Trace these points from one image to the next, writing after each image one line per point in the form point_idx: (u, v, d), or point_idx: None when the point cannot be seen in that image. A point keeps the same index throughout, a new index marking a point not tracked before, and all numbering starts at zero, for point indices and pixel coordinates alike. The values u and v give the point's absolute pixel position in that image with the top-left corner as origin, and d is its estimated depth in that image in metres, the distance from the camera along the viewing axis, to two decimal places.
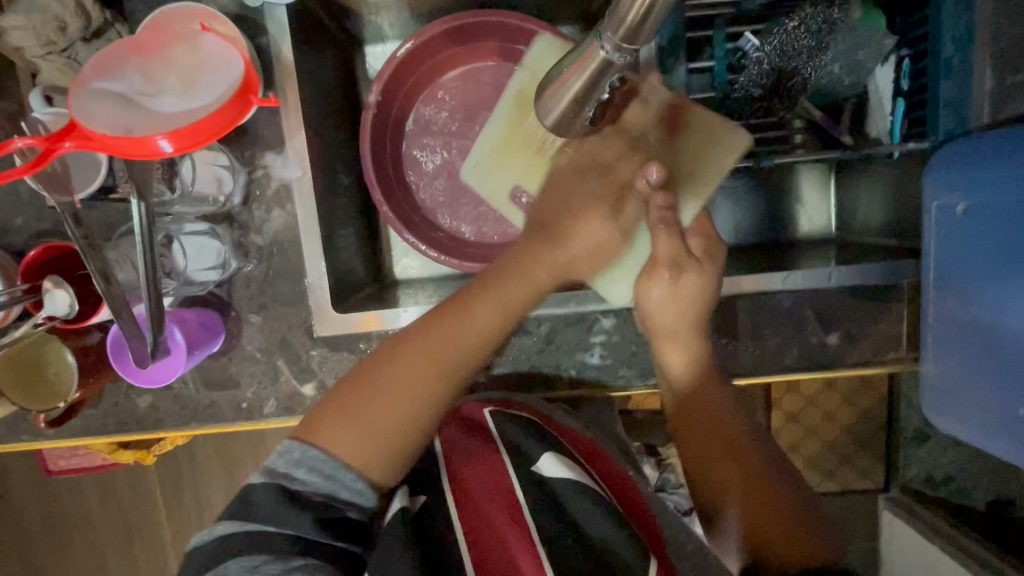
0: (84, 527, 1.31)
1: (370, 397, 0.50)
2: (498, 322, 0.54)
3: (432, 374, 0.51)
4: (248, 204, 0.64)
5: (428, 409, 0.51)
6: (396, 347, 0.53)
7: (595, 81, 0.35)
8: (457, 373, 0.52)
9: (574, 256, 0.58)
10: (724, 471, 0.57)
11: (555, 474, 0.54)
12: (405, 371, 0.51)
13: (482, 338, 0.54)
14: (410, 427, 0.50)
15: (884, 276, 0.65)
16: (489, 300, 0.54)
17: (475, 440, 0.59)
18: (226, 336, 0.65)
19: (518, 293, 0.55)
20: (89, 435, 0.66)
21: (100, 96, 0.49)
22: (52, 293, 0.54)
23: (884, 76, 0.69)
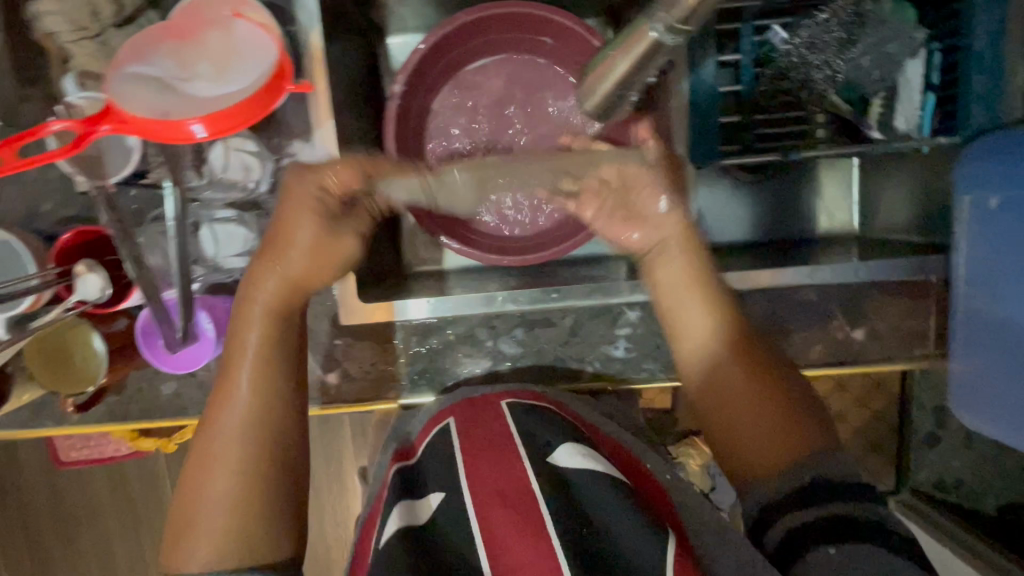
0: (91, 517, 1.31)
1: (199, 489, 0.50)
2: (258, 353, 0.52)
3: (234, 445, 0.50)
4: (275, 193, 0.64)
5: (243, 473, 0.50)
6: (192, 454, 0.51)
7: (644, 63, 0.35)
8: (253, 445, 0.51)
9: (319, 268, 0.53)
10: (728, 386, 0.55)
11: (571, 465, 0.55)
12: (213, 457, 0.50)
13: (255, 378, 0.52)
14: (246, 503, 0.49)
15: (912, 271, 0.63)
16: (249, 336, 0.52)
17: (493, 432, 0.59)
18: None
19: (275, 335, 0.52)
20: (112, 422, 0.66)
21: (137, 80, 0.50)
22: (84, 277, 0.54)
23: (914, 70, 0.66)
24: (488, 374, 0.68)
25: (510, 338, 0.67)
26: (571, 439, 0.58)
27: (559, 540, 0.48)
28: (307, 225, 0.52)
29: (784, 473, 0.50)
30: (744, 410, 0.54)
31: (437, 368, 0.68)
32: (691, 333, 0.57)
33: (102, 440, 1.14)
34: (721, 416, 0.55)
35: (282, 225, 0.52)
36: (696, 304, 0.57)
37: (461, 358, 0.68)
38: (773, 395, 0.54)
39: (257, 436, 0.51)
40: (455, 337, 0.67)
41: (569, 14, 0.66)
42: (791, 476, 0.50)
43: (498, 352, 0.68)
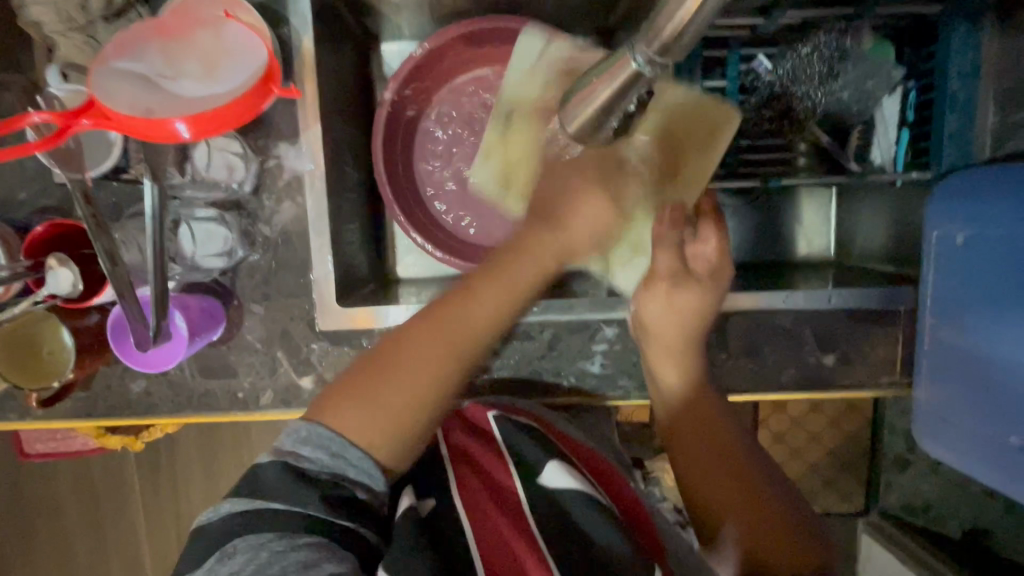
0: (55, 511, 1.28)
1: (390, 371, 0.53)
2: (498, 314, 0.56)
3: (453, 352, 0.55)
4: (258, 194, 0.64)
5: (445, 379, 0.54)
6: (405, 333, 0.55)
7: (626, 91, 0.36)
8: (461, 356, 0.55)
9: (566, 239, 0.58)
10: (711, 488, 0.57)
11: (556, 483, 0.55)
12: (425, 353, 0.54)
13: (495, 312, 0.56)
14: (429, 399, 0.54)
15: (880, 301, 0.66)
16: (490, 290, 0.56)
17: (482, 447, 0.60)
18: (226, 324, 0.65)
19: (525, 281, 0.56)
20: (78, 417, 0.65)
21: (122, 75, 0.49)
22: (54, 271, 0.53)
23: (891, 105, 0.70)
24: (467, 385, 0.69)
25: (488, 350, 0.68)
26: (555, 457, 0.58)
27: (547, 555, 0.49)
28: (578, 207, 0.57)
29: None
30: (736, 517, 0.55)
31: None
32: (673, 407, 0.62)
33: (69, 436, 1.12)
34: (708, 515, 0.57)
35: (547, 195, 0.58)
36: (679, 379, 0.61)
37: None
38: (762, 517, 0.55)
39: (471, 358, 0.56)
40: None
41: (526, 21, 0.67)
42: None
43: (476, 363, 0.68)
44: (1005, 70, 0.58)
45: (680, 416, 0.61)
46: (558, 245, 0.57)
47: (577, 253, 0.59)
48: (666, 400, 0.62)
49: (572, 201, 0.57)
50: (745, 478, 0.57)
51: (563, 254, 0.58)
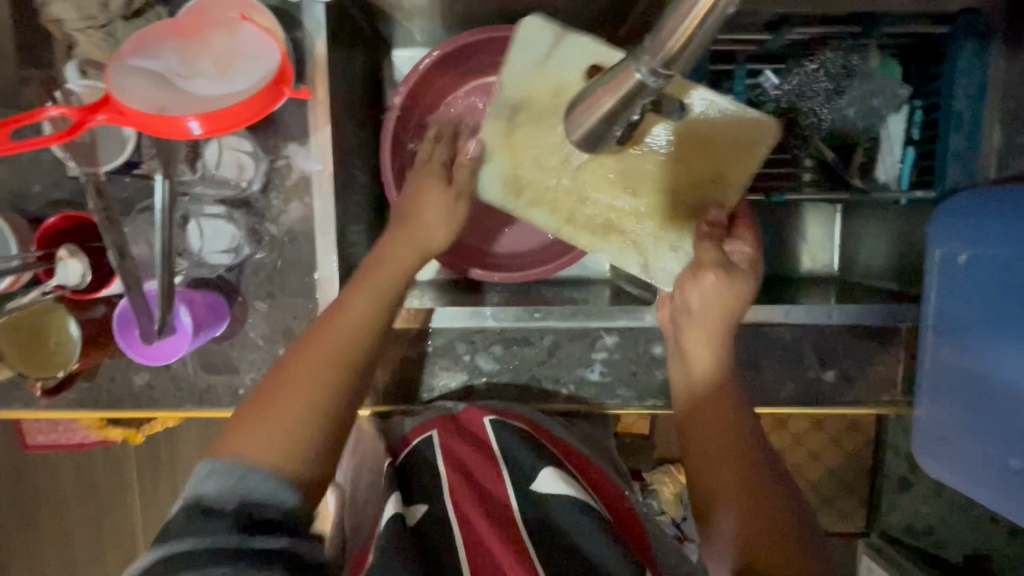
0: (53, 503, 1.28)
1: (283, 389, 0.48)
2: (377, 308, 0.53)
3: (344, 354, 0.50)
4: (266, 194, 0.64)
5: (342, 381, 0.49)
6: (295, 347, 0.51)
7: (629, 102, 0.36)
8: (354, 357, 0.51)
9: (433, 229, 0.57)
10: (722, 476, 0.53)
11: (548, 490, 0.56)
12: (311, 359, 0.49)
13: (375, 306, 0.53)
14: (328, 406, 0.48)
15: (882, 318, 0.65)
16: (372, 282, 0.54)
17: (472, 453, 0.61)
18: (230, 320, 0.65)
19: (405, 266, 0.55)
20: (80, 407, 0.66)
21: (138, 73, 0.50)
22: (65, 263, 0.54)
23: (897, 124, 0.69)
24: (466, 388, 0.69)
25: (488, 354, 0.68)
26: (549, 465, 0.59)
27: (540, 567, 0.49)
28: (430, 191, 0.57)
29: None
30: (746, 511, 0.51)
31: (413, 383, 0.68)
32: (693, 389, 0.57)
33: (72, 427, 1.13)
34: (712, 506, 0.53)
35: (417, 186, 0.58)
36: (705, 364, 0.56)
37: (438, 371, 0.68)
38: (772, 516, 0.50)
39: (365, 357, 0.51)
40: (433, 350, 0.68)
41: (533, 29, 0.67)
42: None
43: (476, 367, 0.68)
44: (1012, 92, 0.60)
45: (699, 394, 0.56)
46: (418, 240, 0.56)
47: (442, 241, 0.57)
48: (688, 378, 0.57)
49: (429, 192, 0.57)
50: (761, 483, 0.52)
51: (431, 244, 0.57)
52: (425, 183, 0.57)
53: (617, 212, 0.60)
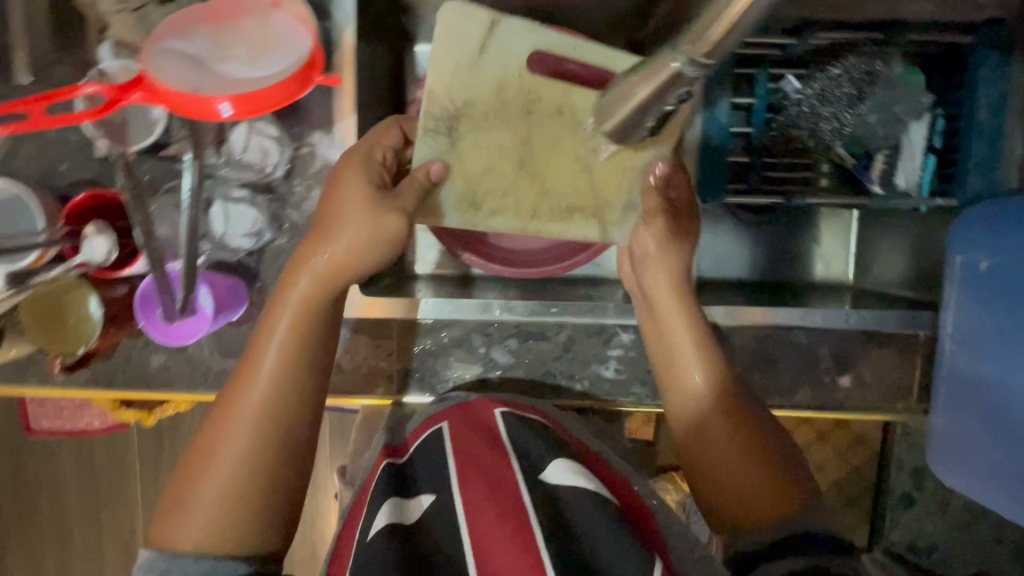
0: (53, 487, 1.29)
1: (206, 466, 0.53)
2: (280, 366, 0.55)
3: (253, 429, 0.54)
4: (289, 181, 0.65)
5: (253, 457, 0.53)
6: (214, 422, 0.55)
7: (664, 91, 0.36)
8: (271, 433, 0.54)
9: (347, 265, 0.55)
10: (710, 413, 0.60)
11: (558, 480, 0.56)
12: (224, 436, 0.54)
13: (274, 365, 0.55)
14: (245, 480, 0.53)
15: (901, 324, 0.66)
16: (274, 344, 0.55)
17: (484, 444, 0.60)
18: (248, 304, 0.66)
19: (309, 315, 0.56)
20: (96, 386, 0.67)
21: (172, 54, 0.51)
22: (90, 239, 0.54)
23: (918, 131, 0.68)
24: (480, 381, 0.69)
25: (504, 347, 0.68)
26: (560, 456, 0.59)
27: (546, 551, 0.49)
28: (341, 222, 0.54)
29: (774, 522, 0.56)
30: (731, 449, 0.59)
31: (427, 372, 0.68)
32: (665, 338, 0.62)
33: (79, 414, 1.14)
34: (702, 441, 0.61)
35: (328, 211, 0.55)
36: (690, 321, 0.62)
37: (452, 362, 0.68)
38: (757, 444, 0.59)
39: (277, 425, 0.54)
40: (449, 340, 0.68)
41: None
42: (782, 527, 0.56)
43: (491, 359, 0.68)
44: None
45: (672, 338, 0.62)
46: (326, 276, 0.55)
47: (371, 266, 0.56)
48: (659, 328, 0.62)
49: (345, 208, 0.54)
50: (744, 422, 0.60)
51: (339, 283, 0.56)
52: (340, 187, 0.55)
53: (576, 197, 0.59)
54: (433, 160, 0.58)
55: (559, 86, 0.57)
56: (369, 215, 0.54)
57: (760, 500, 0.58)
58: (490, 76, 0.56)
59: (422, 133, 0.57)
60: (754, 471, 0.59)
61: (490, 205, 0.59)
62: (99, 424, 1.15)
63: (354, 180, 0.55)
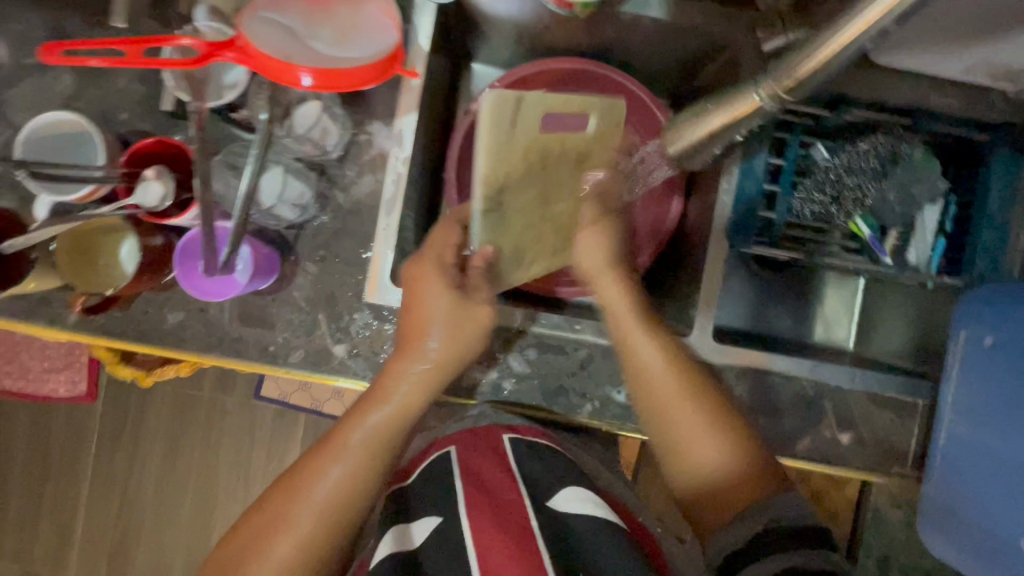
0: (28, 437, 1.45)
1: (269, 537, 0.53)
2: (376, 449, 0.57)
3: (337, 509, 0.55)
4: (343, 163, 0.67)
5: (322, 538, 0.54)
6: (286, 483, 0.56)
7: (737, 121, 0.46)
8: (338, 519, 0.55)
9: (452, 358, 0.61)
10: (678, 403, 0.60)
11: (565, 507, 0.57)
12: (303, 511, 0.54)
13: (368, 445, 0.57)
14: (311, 560, 0.53)
15: (902, 389, 0.69)
16: (371, 422, 0.58)
17: (492, 466, 0.63)
18: (277, 276, 0.66)
19: (408, 405, 0.59)
20: (104, 334, 0.65)
21: (268, 23, 0.54)
22: (149, 182, 0.55)
23: (932, 214, 0.74)
24: (494, 387, 0.68)
25: (522, 356, 0.68)
26: (574, 484, 0.61)
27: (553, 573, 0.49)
28: (432, 305, 0.61)
29: (751, 517, 0.54)
30: (700, 433, 0.59)
31: None
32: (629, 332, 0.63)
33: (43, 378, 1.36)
34: (672, 433, 0.60)
35: (414, 317, 0.61)
36: (649, 317, 0.64)
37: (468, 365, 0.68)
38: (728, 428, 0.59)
39: (363, 501, 0.56)
40: None
41: (611, 68, 0.75)
42: (755, 524, 0.53)
43: (508, 367, 0.68)
44: None
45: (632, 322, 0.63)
46: (437, 367, 0.60)
47: (471, 355, 0.62)
48: (614, 317, 0.64)
49: (432, 296, 0.61)
50: (712, 411, 0.60)
51: (440, 375, 0.61)
52: (422, 280, 0.62)
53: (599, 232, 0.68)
54: (485, 245, 0.64)
55: (559, 137, 0.65)
56: (467, 307, 0.62)
57: (737, 489, 0.57)
58: (521, 137, 0.64)
59: (480, 214, 0.63)
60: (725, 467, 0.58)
61: (535, 255, 0.67)
62: (64, 390, 1.38)
63: (434, 274, 0.62)
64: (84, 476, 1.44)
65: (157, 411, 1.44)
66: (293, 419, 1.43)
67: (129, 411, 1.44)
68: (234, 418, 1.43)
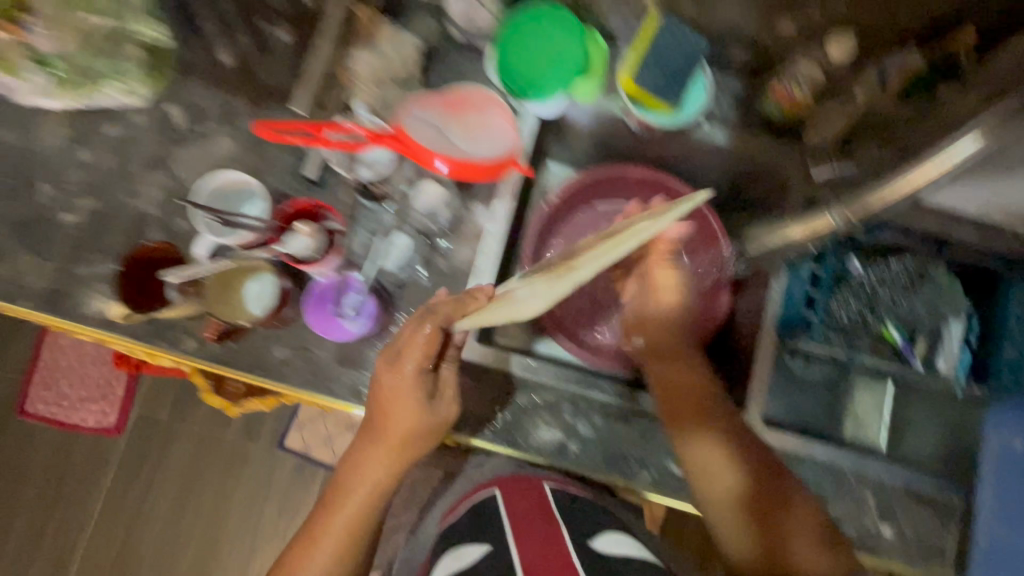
0: (46, 464, 1.45)
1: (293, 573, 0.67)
2: (359, 514, 0.69)
3: (342, 556, 0.68)
4: (448, 235, 0.78)
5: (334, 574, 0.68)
6: (305, 537, 0.69)
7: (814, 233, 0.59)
8: (341, 563, 0.68)
9: (418, 437, 0.68)
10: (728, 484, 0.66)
11: (605, 545, 0.65)
12: (311, 560, 0.67)
13: (358, 510, 0.69)
14: None
15: (940, 488, 0.74)
16: (356, 493, 0.69)
17: (533, 506, 0.70)
18: (377, 326, 0.74)
19: (384, 477, 0.69)
20: (212, 363, 0.72)
21: (420, 122, 0.68)
22: (302, 235, 0.67)
23: (957, 329, 0.82)
24: (560, 449, 0.73)
25: (588, 421, 0.74)
26: (611, 528, 0.69)
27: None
28: (393, 394, 0.67)
29: None
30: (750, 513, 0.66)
31: (514, 429, 0.74)
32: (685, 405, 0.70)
33: (77, 408, 1.44)
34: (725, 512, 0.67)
35: (381, 400, 0.67)
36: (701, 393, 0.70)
37: (539, 424, 0.74)
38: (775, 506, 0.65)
39: (357, 550, 0.69)
40: (540, 403, 0.75)
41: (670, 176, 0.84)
42: None
43: (574, 429, 0.74)
44: None
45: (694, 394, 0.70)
46: (403, 443, 0.68)
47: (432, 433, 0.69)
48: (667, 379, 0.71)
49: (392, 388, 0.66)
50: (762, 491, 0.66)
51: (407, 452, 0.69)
52: (388, 370, 0.67)
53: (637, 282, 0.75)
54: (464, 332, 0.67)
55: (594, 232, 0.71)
56: (439, 401, 0.68)
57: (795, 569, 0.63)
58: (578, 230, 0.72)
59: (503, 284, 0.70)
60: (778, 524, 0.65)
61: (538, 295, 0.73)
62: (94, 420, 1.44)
63: (397, 367, 0.66)
64: (95, 512, 1.44)
65: (181, 449, 1.46)
66: (313, 472, 1.44)
67: (153, 449, 1.46)
68: (256, 466, 1.44)
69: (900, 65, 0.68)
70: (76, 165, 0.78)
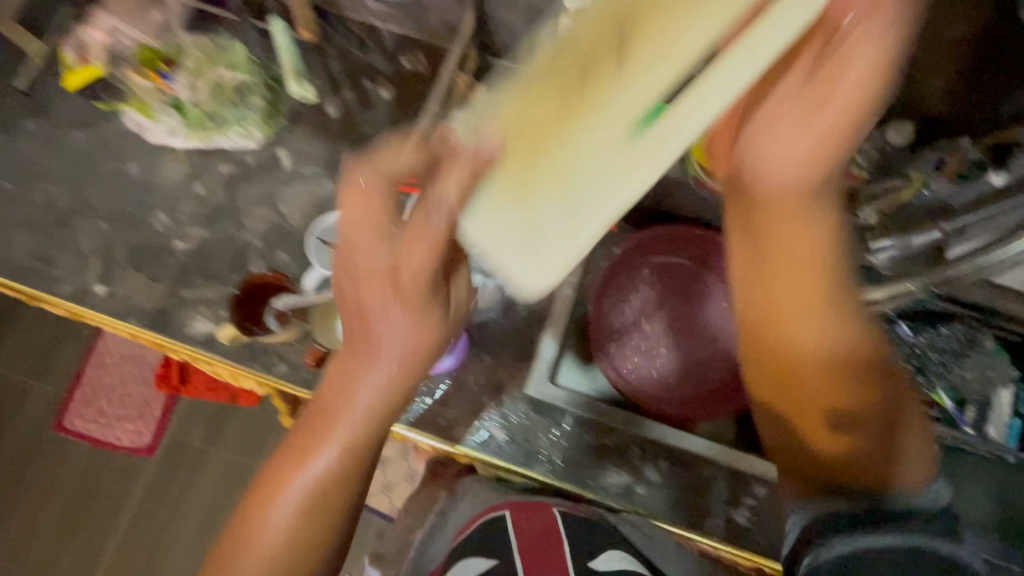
0: (75, 477, 1.46)
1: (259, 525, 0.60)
2: (341, 470, 0.60)
3: (317, 507, 0.60)
4: None
5: (311, 538, 0.61)
6: (271, 480, 0.61)
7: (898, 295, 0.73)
8: (314, 522, 0.60)
9: (416, 360, 0.58)
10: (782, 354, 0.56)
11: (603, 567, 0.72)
12: (281, 506, 0.60)
13: (339, 462, 0.60)
14: (296, 554, 0.60)
15: None
16: (334, 434, 0.59)
17: (540, 525, 0.76)
18: (458, 361, 0.80)
19: (375, 415, 0.59)
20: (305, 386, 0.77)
21: None
22: None
23: (1006, 397, 0.86)
24: (625, 489, 0.76)
25: (655, 466, 0.77)
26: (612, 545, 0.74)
27: None
28: (390, 305, 0.55)
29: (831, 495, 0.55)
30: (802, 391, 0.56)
31: (582, 468, 0.77)
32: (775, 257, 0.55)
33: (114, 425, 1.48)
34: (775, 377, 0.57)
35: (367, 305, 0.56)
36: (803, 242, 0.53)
37: (607, 467, 0.77)
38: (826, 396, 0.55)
39: (336, 504, 0.61)
40: (607, 444, 0.78)
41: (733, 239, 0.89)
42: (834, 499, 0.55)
43: (642, 473, 0.77)
44: None
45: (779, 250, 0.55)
46: (400, 360, 0.57)
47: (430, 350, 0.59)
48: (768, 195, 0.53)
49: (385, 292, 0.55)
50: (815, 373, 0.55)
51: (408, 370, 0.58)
52: (369, 230, 0.54)
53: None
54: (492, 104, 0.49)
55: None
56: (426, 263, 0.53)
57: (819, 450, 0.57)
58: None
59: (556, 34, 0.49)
60: (839, 394, 0.55)
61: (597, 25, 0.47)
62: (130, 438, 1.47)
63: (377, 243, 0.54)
64: (118, 530, 1.43)
65: (211, 472, 1.47)
66: None
67: (184, 469, 1.47)
68: None
69: (956, 152, 0.71)
70: (189, 195, 0.86)
